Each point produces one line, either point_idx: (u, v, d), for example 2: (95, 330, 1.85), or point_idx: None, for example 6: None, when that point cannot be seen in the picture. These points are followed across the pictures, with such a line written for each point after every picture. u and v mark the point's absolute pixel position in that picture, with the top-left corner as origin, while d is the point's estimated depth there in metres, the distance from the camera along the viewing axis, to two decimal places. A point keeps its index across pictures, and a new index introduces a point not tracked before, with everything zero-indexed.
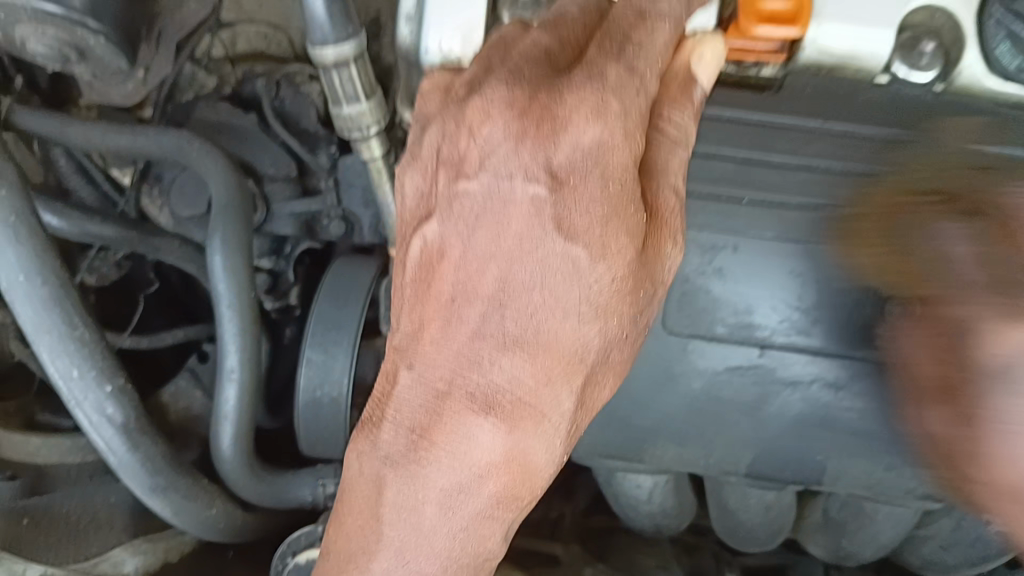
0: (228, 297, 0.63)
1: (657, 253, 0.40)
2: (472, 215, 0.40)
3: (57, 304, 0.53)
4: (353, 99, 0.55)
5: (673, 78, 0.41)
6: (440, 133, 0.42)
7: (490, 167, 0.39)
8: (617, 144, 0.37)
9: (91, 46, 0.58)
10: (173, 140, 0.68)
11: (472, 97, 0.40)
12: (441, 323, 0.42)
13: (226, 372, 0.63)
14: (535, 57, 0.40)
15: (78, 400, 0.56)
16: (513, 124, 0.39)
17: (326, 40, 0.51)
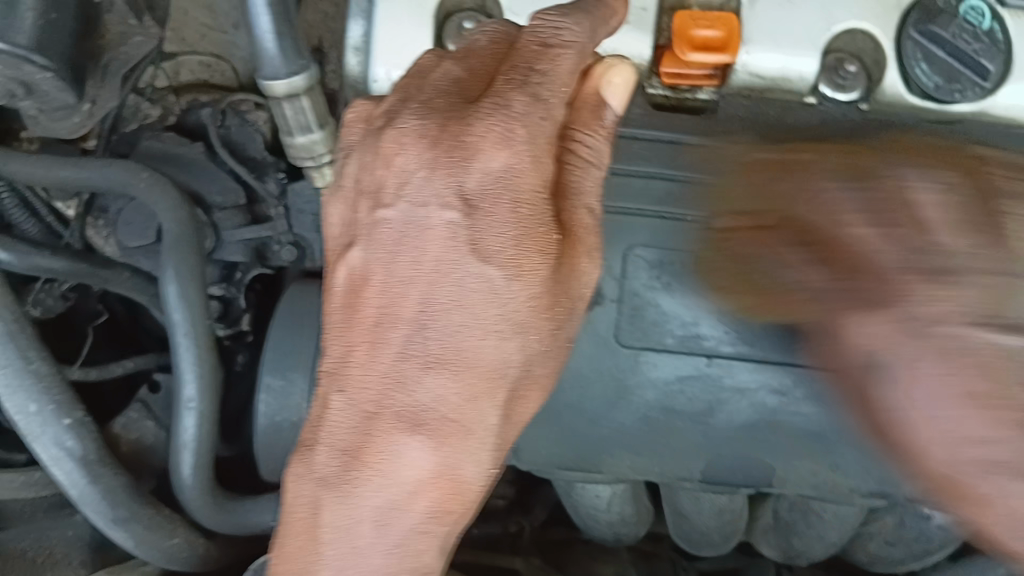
0: (182, 326, 0.64)
1: (570, 270, 0.45)
2: (393, 241, 0.45)
3: (10, 338, 0.56)
4: (307, 129, 0.57)
5: (580, 111, 0.46)
6: (361, 164, 0.48)
7: (410, 196, 0.44)
8: (523, 168, 0.43)
9: (38, 83, 0.60)
10: (118, 171, 0.70)
11: (391, 129, 0.45)
12: (370, 344, 0.46)
13: (185, 401, 0.64)
14: (449, 89, 0.46)
15: (36, 435, 0.57)
16: (427, 155, 0.44)
17: (278, 73, 0.54)
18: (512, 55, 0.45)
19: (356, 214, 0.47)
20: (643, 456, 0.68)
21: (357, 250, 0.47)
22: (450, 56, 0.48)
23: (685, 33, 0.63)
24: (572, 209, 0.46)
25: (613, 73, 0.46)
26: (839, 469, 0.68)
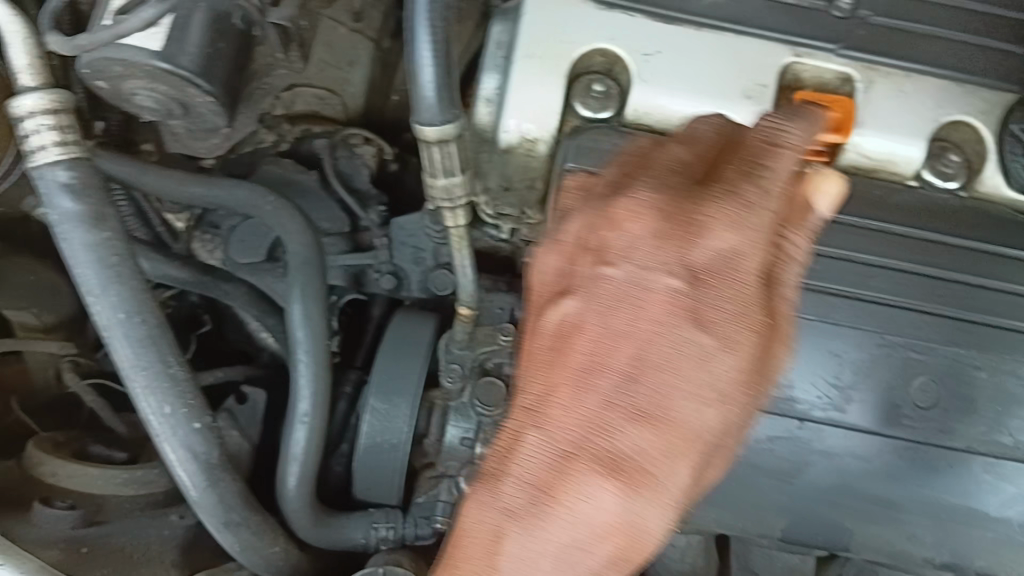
0: (304, 346, 0.68)
1: (770, 355, 0.47)
2: (612, 295, 0.44)
3: (151, 342, 0.61)
4: (450, 172, 0.62)
5: (796, 208, 0.47)
6: (584, 222, 0.47)
7: (640, 260, 0.44)
8: (747, 253, 0.44)
9: (198, 105, 0.65)
10: (244, 192, 0.75)
11: (622, 196, 0.46)
12: (574, 386, 0.44)
13: (297, 416, 0.68)
14: (675, 169, 0.47)
15: (167, 436, 0.61)
16: (657, 224, 0.45)
17: (433, 121, 0.59)
18: (739, 145, 0.47)
19: (575, 267, 0.46)
20: (726, 510, 0.71)
21: (573, 299, 0.46)
22: (672, 136, 0.49)
23: None
24: (777, 300, 0.46)
25: (829, 181, 0.48)
26: (916, 540, 0.70)
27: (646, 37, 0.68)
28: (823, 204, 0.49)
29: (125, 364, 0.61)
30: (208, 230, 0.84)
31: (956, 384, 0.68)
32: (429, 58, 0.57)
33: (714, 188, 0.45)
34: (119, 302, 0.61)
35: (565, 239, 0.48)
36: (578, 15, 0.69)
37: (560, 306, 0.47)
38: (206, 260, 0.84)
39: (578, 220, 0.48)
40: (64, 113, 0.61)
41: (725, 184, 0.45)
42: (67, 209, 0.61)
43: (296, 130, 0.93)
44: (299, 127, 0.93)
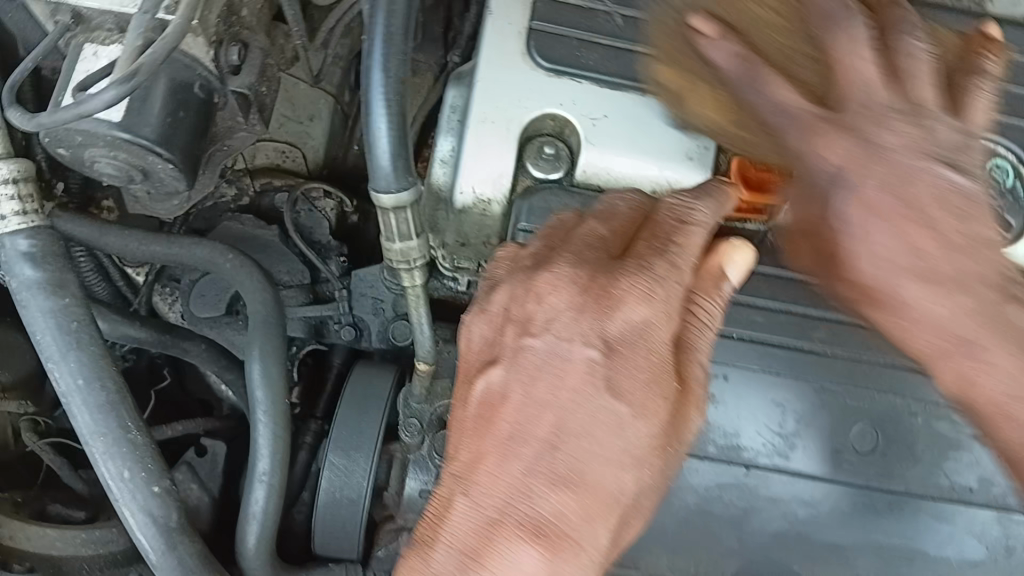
0: (263, 404, 0.71)
1: (683, 417, 0.49)
2: (533, 369, 0.48)
3: (111, 408, 0.63)
4: (404, 236, 0.65)
5: (704, 278, 0.51)
6: (512, 294, 0.51)
7: (559, 330, 0.48)
8: (659, 322, 0.48)
9: (157, 171, 0.67)
10: (201, 251, 0.79)
11: (544, 270, 0.50)
12: (496, 456, 0.47)
13: (257, 475, 0.70)
14: (592, 245, 0.52)
15: (126, 500, 0.62)
16: (577, 297, 0.48)
17: (391, 188, 0.62)
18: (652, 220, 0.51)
19: (500, 336, 0.50)
20: (677, 557, 0.72)
21: (499, 371, 0.49)
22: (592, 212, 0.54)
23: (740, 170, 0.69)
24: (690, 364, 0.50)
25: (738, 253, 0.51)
26: None
27: (592, 104, 0.71)
28: (733, 275, 0.52)
29: (86, 430, 0.62)
30: (168, 283, 0.92)
31: (891, 429, 0.71)
32: (383, 128, 0.60)
33: (629, 263, 0.49)
34: (80, 369, 0.62)
35: (495, 313, 0.51)
36: (526, 83, 0.71)
37: (484, 376, 0.50)
38: (166, 314, 0.92)
39: (502, 292, 0.52)
40: (24, 183, 0.64)
41: (642, 258, 0.49)
42: (25, 275, 0.63)
43: (256, 183, 0.96)
44: (259, 181, 0.96)
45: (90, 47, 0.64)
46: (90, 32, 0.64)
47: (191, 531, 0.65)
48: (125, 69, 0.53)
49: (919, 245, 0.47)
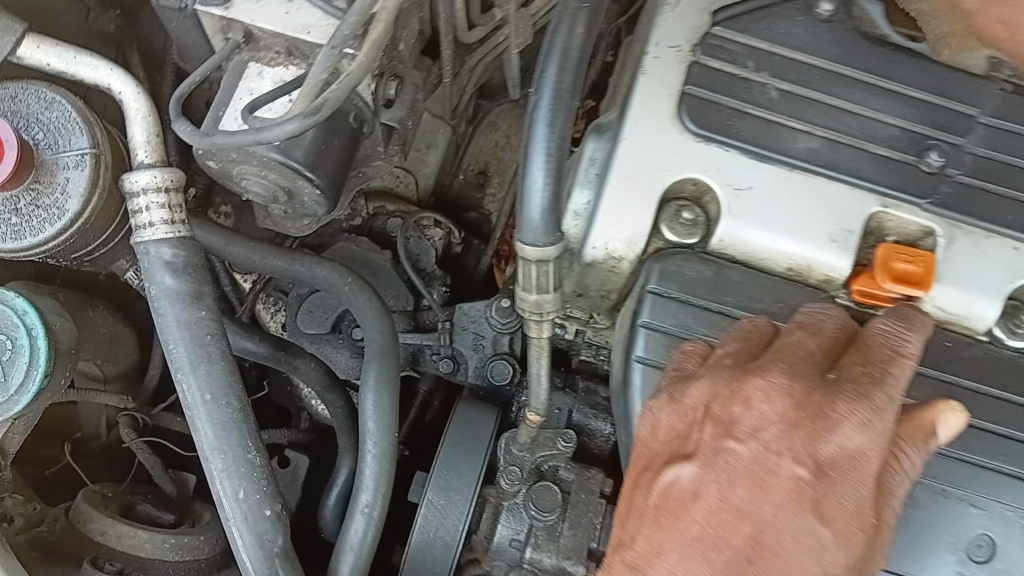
0: (374, 436, 0.71)
1: (872, 558, 0.52)
2: (728, 475, 0.50)
3: (234, 425, 0.63)
4: (543, 289, 0.64)
5: (916, 427, 0.54)
6: (713, 394, 0.54)
7: (764, 440, 0.50)
8: (872, 456, 0.49)
9: (304, 194, 0.68)
10: (325, 271, 0.81)
11: (756, 376, 0.52)
12: (682, 555, 0.50)
13: (360, 506, 0.70)
14: (807, 357, 0.53)
15: (239, 520, 0.62)
16: (790, 411, 0.50)
17: (538, 241, 0.62)
18: (868, 345, 0.53)
19: (697, 432, 0.53)
20: None
21: (691, 471, 0.52)
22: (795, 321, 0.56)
23: (889, 262, 0.69)
24: (884, 505, 0.53)
25: (952, 413, 0.53)
26: None
27: (737, 173, 0.70)
28: (943, 430, 0.53)
29: (206, 445, 0.62)
30: (272, 294, 0.93)
31: (1012, 542, 0.67)
32: (539, 181, 0.60)
33: (847, 389, 0.50)
34: (208, 382, 0.63)
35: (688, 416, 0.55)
36: (671, 145, 0.70)
37: (672, 471, 0.53)
38: (268, 323, 0.93)
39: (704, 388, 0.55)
40: (171, 192, 0.64)
41: (853, 384, 0.51)
42: (165, 283, 0.63)
43: (369, 205, 0.97)
44: (373, 204, 0.97)
45: (255, 66, 0.65)
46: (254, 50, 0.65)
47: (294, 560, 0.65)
48: (308, 103, 0.55)
49: (873, 429, 0.49)
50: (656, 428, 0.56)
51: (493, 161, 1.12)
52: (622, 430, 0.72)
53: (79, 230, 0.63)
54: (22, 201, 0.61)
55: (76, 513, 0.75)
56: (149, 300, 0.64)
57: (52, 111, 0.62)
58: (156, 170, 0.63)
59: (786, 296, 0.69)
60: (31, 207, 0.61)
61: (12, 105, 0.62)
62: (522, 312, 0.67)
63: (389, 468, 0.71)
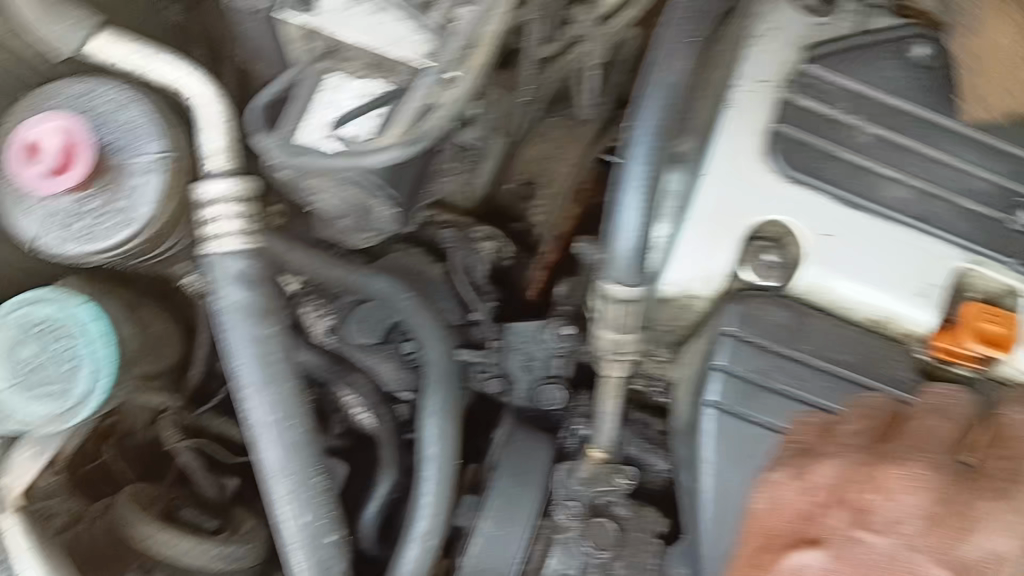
0: (433, 461, 0.70)
1: None
2: (869, 558, 0.62)
3: (299, 449, 0.61)
4: (620, 328, 0.62)
5: None
6: (842, 471, 0.65)
7: (903, 534, 0.62)
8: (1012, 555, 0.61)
9: (379, 211, 0.66)
10: (384, 284, 0.79)
11: (895, 466, 0.64)
12: None
13: (415, 534, 0.69)
14: (939, 446, 0.64)
15: (299, 546, 0.61)
16: (931, 509, 0.62)
17: (625, 280, 0.59)
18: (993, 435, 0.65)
19: (826, 518, 0.64)
20: None
21: (821, 552, 0.63)
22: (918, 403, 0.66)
23: (975, 323, 0.67)
24: None
25: None
26: None
27: (821, 219, 0.69)
28: None
29: (269, 467, 0.61)
30: (317, 297, 0.88)
31: None
32: (629, 222, 0.58)
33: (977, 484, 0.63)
34: (273, 403, 0.61)
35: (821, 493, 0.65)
36: (759, 185, 0.69)
37: (800, 553, 0.64)
38: (309, 329, 0.88)
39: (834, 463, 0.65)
40: (249, 202, 0.61)
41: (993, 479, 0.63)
42: (234, 297, 0.61)
43: (424, 214, 0.93)
44: (428, 212, 0.93)
45: (337, 77, 0.62)
46: (336, 62, 0.62)
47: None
48: (408, 132, 0.59)
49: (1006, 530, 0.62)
50: (777, 500, 0.65)
51: (544, 172, 1.04)
52: (683, 471, 0.70)
53: (149, 238, 0.60)
54: (93, 204, 0.58)
55: (118, 515, 0.74)
56: (216, 314, 0.62)
57: (128, 112, 0.59)
58: (234, 181, 0.60)
59: (865, 348, 0.68)
60: (101, 212, 0.58)
61: (82, 104, 0.60)
62: (596, 345, 0.64)
63: (445, 496, 0.70)
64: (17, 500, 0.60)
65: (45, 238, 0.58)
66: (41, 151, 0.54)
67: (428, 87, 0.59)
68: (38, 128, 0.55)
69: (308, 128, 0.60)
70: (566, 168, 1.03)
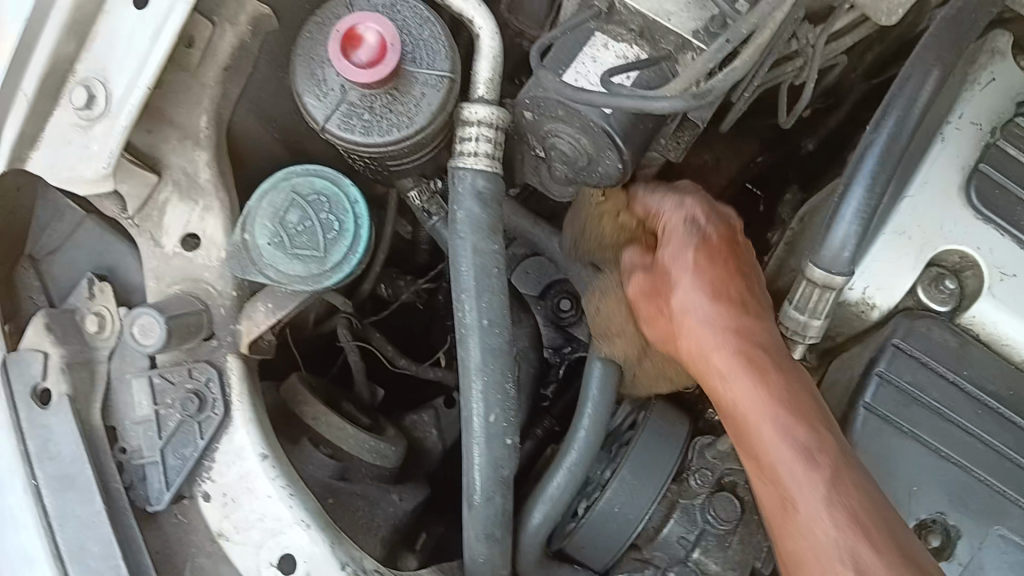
0: (594, 402, 0.75)
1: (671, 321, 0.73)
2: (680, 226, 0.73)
3: (499, 355, 0.67)
4: (812, 312, 0.67)
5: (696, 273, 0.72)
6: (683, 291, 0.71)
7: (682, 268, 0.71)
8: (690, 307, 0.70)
9: (605, 166, 0.71)
10: None
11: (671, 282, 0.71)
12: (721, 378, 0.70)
13: (566, 463, 0.74)
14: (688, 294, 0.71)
15: (483, 441, 0.67)
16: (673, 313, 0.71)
17: (833, 268, 0.64)
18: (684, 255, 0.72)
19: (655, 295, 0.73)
20: None
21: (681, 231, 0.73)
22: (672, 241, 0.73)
23: None
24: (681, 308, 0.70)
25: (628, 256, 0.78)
26: None
27: (1006, 259, 0.73)
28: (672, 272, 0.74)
29: (469, 365, 0.67)
30: None
31: None
32: (850, 214, 0.64)
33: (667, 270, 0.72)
34: (486, 311, 0.68)
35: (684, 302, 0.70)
36: (955, 217, 0.74)
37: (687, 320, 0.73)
38: None
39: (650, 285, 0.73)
40: (498, 131, 0.68)
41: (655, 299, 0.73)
42: (471, 212, 0.68)
43: None
44: None
45: (602, 38, 0.68)
46: (606, 24, 0.68)
47: (511, 492, 0.70)
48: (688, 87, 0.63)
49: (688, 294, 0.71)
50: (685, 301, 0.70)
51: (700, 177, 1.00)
52: None
53: (414, 142, 0.67)
54: (379, 102, 0.66)
55: (291, 391, 0.80)
56: (448, 223, 0.69)
57: (426, 30, 0.67)
58: (494, 108, 0.68)
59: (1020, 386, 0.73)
60: (384, 109, 0.66)
61: (389, 12, 0.67)
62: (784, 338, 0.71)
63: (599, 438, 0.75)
64: (245, 346, 0.66)
65: (330, 121, 0.66)
66: (359, 45, 0.63)
67: (712, 60, 0.61)
68: (362, 23, 0.63)
69: (576, 76, 0.69)
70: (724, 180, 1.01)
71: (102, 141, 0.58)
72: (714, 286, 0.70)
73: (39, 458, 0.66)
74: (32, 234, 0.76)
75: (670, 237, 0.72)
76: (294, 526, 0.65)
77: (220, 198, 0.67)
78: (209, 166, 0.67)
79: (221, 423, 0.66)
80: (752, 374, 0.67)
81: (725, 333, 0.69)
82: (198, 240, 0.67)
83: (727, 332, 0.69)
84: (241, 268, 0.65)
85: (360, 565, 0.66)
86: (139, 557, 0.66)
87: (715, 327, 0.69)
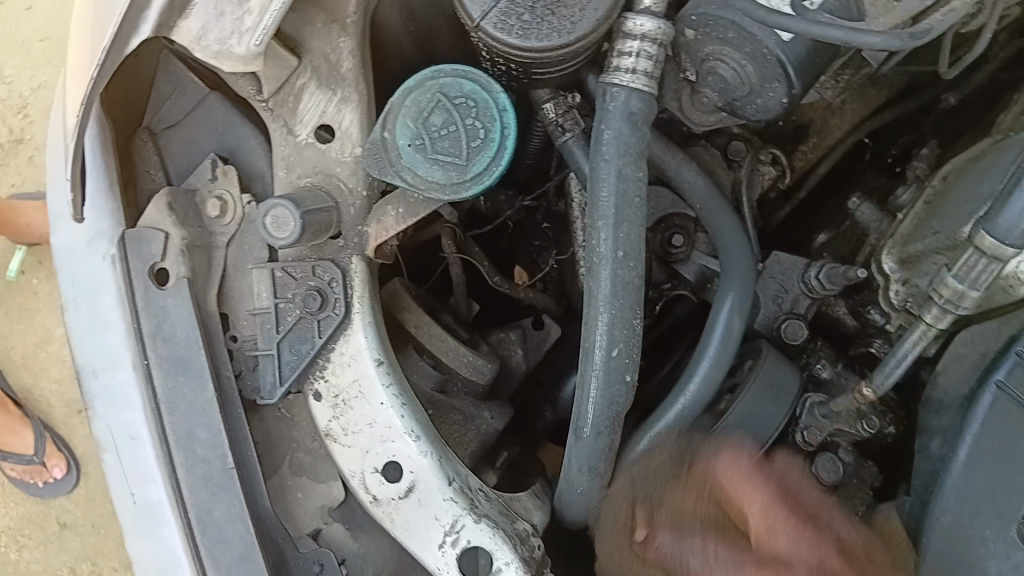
0: (716, 344, 0.73)
1: (687, 485, 0.63)
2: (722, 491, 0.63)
3: (627, 288, 0.65)
4: (977, 284, 0.64)
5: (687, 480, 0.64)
6: (676, 497, 0.63)
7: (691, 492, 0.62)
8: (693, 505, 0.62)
9: (766, 97, 0.66)
10: (692, 175, 0.77)
11: (702, 467, 0.64)
12: (720, 542, 0.60)
13: (675, 400, 0.72)
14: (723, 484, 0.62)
15: (605, 375, 0.65)
16: (685, 495, 0.63)
17: (1007, 238, 0.62)
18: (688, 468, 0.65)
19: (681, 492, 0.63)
20: None
21: (690, 499, 0.62)
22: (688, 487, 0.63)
23: None
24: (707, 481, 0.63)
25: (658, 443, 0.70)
26: None
27: None
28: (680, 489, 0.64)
29: (598, 294, 0.65)
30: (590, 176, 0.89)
31: None
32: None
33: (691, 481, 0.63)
34: (622, 241, 0.64)
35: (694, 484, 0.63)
36: None
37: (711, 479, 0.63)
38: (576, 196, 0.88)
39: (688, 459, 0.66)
40: (661, 47, 0.64)
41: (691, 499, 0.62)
42: (620, 132, 0.63)
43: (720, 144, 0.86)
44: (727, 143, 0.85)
45: None
46: None
47: (622, 429, 0.68)
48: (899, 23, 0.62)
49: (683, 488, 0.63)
50: (673, 510, 0.62)
51: (820, 121, 0.94)
52: (934, 439, 0.72)
53: (571, 52, 0.63)
54: (542, 3, 0.61)
55: (394, 299, 0.78)
56: (592, 143, 0.65)
57: None
58: (661, 23, 0.63)
59: None
60: (545, 11, 0.61)
61: None
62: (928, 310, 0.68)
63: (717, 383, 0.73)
64: (372, 249, 0.65)
65: (485, 21, 0.62)
66: None
67: None
68: None
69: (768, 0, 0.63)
70: (845, 126, 0.95)
71: (256, 18, 0.56)
72: (762, 492, 0.61)
73: (152, 337, 0.65)
74: (151, 104, 0.71)
75: (701, 477, 0.63)
76: (404, 436, 0.64)
77: (358, 91, 0.64)
78: (352, 55, 0.64)
79: (341, 323, 0.64)
80: (798, 535, 0.59)
81: (763, 562, 0.58)
82: (333, 132, 0.65)
83: (781, 485, 0.63)
84: (379, 165, 0.62)
85: (468, 486, 0.64)
86: (244, 447, 0.65)
87: (723, 533, 0.60)
